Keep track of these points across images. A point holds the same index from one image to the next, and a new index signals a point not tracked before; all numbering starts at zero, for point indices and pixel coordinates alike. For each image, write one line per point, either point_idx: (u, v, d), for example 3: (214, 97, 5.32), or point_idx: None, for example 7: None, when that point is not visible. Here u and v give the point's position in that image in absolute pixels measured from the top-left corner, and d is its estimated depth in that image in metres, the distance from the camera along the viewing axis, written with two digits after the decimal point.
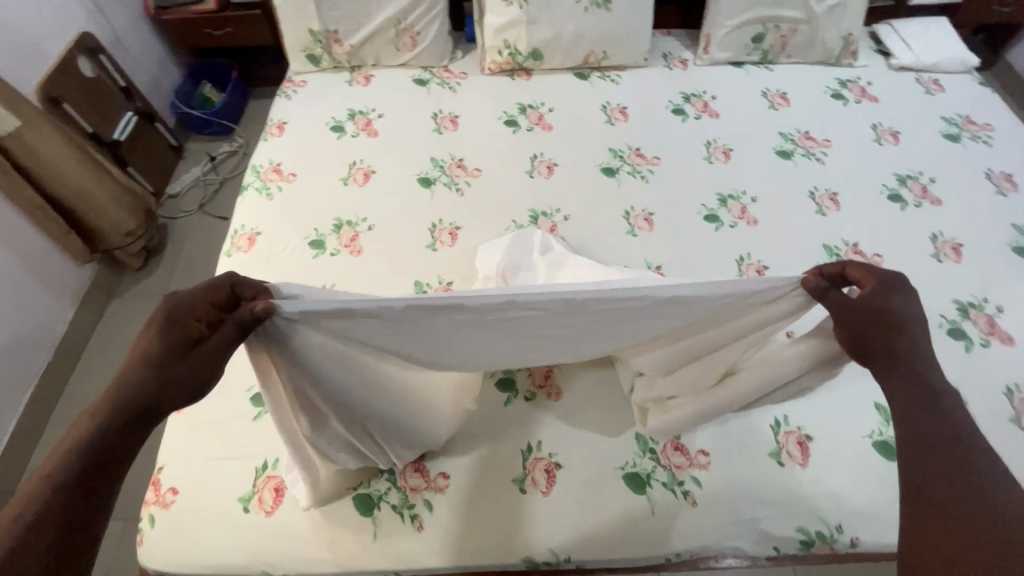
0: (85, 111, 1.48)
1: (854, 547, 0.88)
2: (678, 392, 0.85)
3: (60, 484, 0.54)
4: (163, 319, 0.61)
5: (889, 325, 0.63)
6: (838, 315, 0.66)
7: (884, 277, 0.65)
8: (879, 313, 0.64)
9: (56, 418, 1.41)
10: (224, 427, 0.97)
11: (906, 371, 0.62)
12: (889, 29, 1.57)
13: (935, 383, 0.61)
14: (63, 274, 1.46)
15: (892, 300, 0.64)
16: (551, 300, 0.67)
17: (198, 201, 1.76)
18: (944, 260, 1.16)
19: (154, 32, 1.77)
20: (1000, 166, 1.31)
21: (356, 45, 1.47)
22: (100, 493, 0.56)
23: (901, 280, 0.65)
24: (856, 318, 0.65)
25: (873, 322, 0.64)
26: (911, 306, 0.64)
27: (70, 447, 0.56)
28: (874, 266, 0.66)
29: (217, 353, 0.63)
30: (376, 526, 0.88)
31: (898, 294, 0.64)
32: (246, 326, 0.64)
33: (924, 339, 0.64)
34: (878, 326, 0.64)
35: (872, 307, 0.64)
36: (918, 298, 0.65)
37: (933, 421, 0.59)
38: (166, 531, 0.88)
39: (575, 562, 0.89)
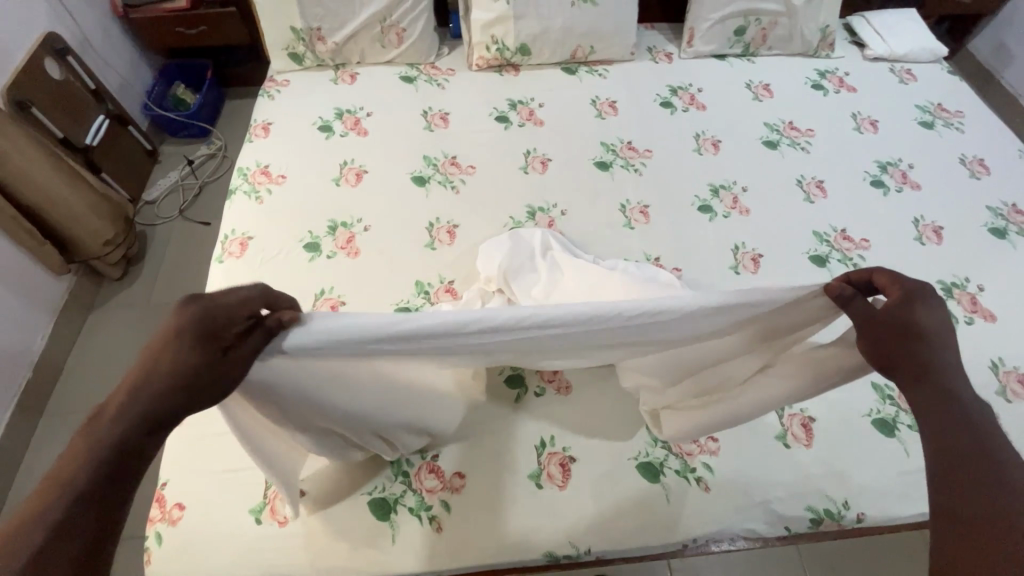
0: (58, 115, 1.41)
1: (860, 522, 0.92)
2: (690, 392, 0.87)
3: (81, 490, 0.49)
4: (194, 322, 0.57)
5: (908, 336, 0.62)
6: (858, 324, 0.66)
7: (911, 289, 0.64)
8: (897, 324, 0.63)
9: (36, 439, 1.34)
10: (229, 438, 0.94)
11: (927, 386, 0.60)
12: (863, 21, 1.62)
13: (957, 395, 0.59)
14: (38, 288, 1.39)
15: (917, 312, 0.62)
16: (570, 312, 0.68)
17: (177, 206, 1.70)
18: (927, 242, 1.21)
19: (123, 31, 1.70)
20: (973, 151, 1.38)
21: (340, 43, 1.44)
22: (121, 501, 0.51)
23: (926, 291, 0.63)
24: (877, 327, 0.64)
25: (892, 333, 0.63)
26: (939, 321, 0.62)
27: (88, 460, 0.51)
28: (901, 275, 0.65)
29: (246, 362, 0.60)
30: (394, 530, 0.87)
31: (925, 307, 0.63)
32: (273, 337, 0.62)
33: (952, 357, 0.61)
34: (901, 340, 0.63)
35: (892, 318, 0.63)
36: (945, 309, 0.63)
37: (963, 436, 0.56)
38: (174, 549, 0.85)
39: (595, 554, 0.89)
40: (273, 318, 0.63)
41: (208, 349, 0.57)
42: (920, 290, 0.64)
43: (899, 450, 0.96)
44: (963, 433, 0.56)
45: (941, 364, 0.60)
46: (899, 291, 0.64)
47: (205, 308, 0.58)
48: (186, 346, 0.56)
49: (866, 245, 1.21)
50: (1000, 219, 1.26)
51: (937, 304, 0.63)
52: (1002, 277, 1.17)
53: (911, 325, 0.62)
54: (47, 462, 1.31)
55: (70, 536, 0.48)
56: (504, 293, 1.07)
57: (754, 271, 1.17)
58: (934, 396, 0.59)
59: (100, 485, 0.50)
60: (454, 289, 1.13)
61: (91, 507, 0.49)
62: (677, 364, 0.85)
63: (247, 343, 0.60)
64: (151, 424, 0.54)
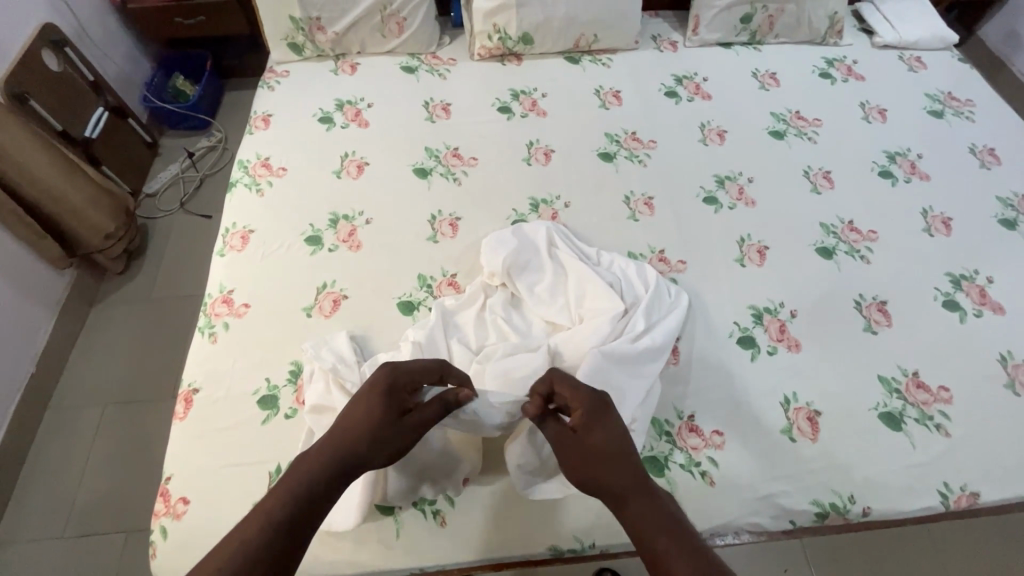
0: (56, 108, 1.39)
1: (865, 516, 0.91)
2: None
3: (303, 490, 0.71)
4: (388, 380, 0.80)
5: (586, 454, 0.78)
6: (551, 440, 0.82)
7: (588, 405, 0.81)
8: (578, 440, 0.80)
9: (41, 434, 1.34)
10: (233, 433, 0.94)
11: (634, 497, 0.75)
12: (872, 7, 1.59)
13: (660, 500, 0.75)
14: (41, 282, 1.38)
15: (589, 425, 0.80)
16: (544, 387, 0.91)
17: (178, 199, 1.69)
18: (935, 234, 1.20)
19: (121, 21, 1.69)
20: (983, 141, 1.35)
21: (340, 33, 1.42)
22: (318, 507, 0.71)
23: (600, 405, 0.82)
24: (565, 447, 0.80)
25: (576, 454, 0.79)
26: (611, 430, 0.80)
27: (314, 466, 0.74)
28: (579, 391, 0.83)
29: (421, 425, 0.80)
30: (398, 525, 0.86)
31: (597, 423, 0.80)
32: (447, 405, 0.82)
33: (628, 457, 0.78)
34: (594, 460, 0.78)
35: (577, 440, 0.80)
36: (614, 419, 0.81)
37: (663, 538, 0.71)
38: (180, 541, 0.85)
39: (599, 548, 0.89)
40: (450, 391, 0.83)
41: (393, 405, 0.79)
42: (591, 393, 0.83)
43: (905, 442, 0.95)
44: (663, 526, 0.72)
45: (623, 477, 0.76)
46: (578, 404, 0.82)
47: (394, 368, 0.82)
48: (376, 399, 0.79)
49: (874, 237, 1.19)
50: (1010, 210, 1.24)
51: (603, 413, 0.81)
52: (1011, 268, 1.15)
53: (593, 449, 0.78)
54: (53, 458, 1.31)
55: (275, 523, 0.68)
56: (507, 287, 1.08)
57: (760, 263, 1.15)
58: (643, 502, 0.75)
59: (311, 513, 0.70)
60: (457, 283, 1.12)
61: (297, 525, 0.69)
62: (644, 354, 0.95)
63: (426, 409, 0.81)
64: (345, 469, 0.75)
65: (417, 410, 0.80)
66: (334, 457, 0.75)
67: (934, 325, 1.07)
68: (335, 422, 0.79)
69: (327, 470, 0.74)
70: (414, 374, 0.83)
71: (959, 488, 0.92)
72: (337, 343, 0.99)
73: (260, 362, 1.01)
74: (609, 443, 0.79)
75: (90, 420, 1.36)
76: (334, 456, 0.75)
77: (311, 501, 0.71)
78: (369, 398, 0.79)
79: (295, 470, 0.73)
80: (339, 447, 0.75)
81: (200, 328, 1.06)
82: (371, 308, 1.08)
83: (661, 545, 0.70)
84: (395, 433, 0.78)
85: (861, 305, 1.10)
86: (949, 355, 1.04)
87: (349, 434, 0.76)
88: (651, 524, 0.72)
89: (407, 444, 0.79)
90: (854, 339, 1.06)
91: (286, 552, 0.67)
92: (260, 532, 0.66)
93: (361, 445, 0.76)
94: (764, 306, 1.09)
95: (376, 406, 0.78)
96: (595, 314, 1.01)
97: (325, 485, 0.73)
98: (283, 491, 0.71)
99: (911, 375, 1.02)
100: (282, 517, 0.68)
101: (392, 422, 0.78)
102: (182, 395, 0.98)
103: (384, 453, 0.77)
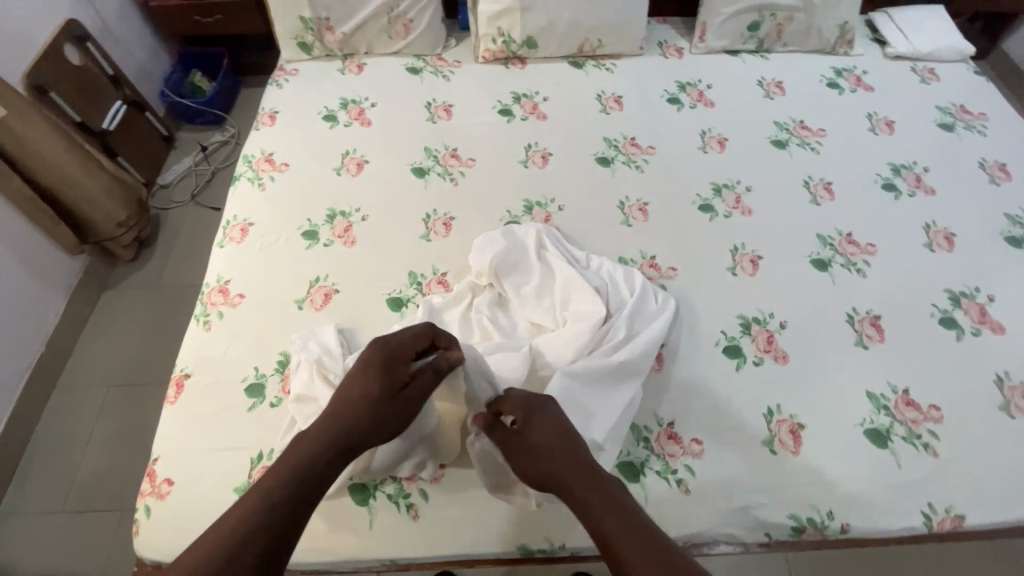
0: (75, 100, 1.46)
1: (844, 533, 0.90)
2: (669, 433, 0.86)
3: (302, 466, 0.72)
4: (382, 357, 0.81)
5: (532, 449, 0.78)
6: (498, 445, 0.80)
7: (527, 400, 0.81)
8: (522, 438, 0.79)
9: (48, 412, 1.39)
10: (219, 419, 0.96)
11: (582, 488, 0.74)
12: (886, 17, 1.56)
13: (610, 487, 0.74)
14: (54, 266, 1.44)
15: (534, 422, 0.80)
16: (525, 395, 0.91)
17: (190, 191, 1.74)
18: (937, 249, 1.17)
19: (144, 19, 1.75)
20: (994, 156, 1.32)
21: (348, 33, 1.45)
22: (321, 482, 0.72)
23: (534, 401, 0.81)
24: (511, 449, 0.79)
25: (524, 452, 0.78)
26: (554, 421, 0.80)
27: (314, 444, 0.74)
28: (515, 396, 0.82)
29: (420, 396, 0.80)
30: (371, 515, 0.88)
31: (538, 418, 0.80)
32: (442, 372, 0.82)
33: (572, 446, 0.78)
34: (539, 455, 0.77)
35: (520, 438, 0.79)
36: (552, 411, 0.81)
37: (611, 519, 0.71)
38: (163, 520, 0.88)
39: (570, 550, 0.89)
40: (442, 357, 0.83)
41: (390, 380, 0.79)
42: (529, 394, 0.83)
43: (891, 460, 0.93)
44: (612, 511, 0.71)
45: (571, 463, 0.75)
46: (515, 407, 0.81)
47: (387, 345, 0.82)
48: (373, 375, 0.79)
49: (872, 250, 1.17)
50: (1018, 228, 1.20)
51: (541, 410, 0.81)
52: (1014, 287, 1.12)
53: (534, 443, 0.78)
54: (57, 435, 1.36)
55: (273, 498, 0.68)
56: (495, 287, 1.09)
57: (752, 273, 1.14)
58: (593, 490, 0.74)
59: (311, 490, 0.71)
60: (446, 282, 1.13)
61: (301, 500, 0.70)
62: (625, 361, 0.95)
63: (421, 379, 0.81)
64: (347, 444, 0.75)
65: (413, 380, 0.81)
66: (333, 434, 0.75)
67: (929, 343, 1.05)
68: (332, 401, 0.80)
69: (327, 446, 0.74)
70: (405, 344, 0.83)
71: (944, 510, 0.90)
72: (325, 335, 1.01)
73: (251, 351, 1.04)
74: (547, 436, 0.78)
75: (95, 400, 1.41)
76: (333, 433, 0.75)
77: (311, 476, 0.72)
78: (363, 374, 0.80)
79: (293, 448, 0.74)
80: (338, 424, 0.76)
81: (196, 315, 1.09)
82: (362, 303, 1.10)
83: (620, 531, 0.69)
84: (393, 407, 0.78)
85: (853, 319, 1.08)
86: (943, 374, 1.02)
87: (348, 410, 0.77)
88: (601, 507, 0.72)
89: (407, 417, 0.80)
90: (844, 354, 1.04)
91: (290, 526, 0.68)
92: (261, 507, 0.67)
93: (362, 421, 0.77)
94: (753, 316, 1.08)
95: (373, 383, 0.78)
96: (579, 318, 1.01)
97: (327, 461, 0.74)
98: (279, 468, 0.71)
99: (901, 393, 1.00)
100: (281, 493, 0.69)
101: (391, 397, 0.79)
102: (175, 379, 1.01)
103: (385, 429, 0.78)
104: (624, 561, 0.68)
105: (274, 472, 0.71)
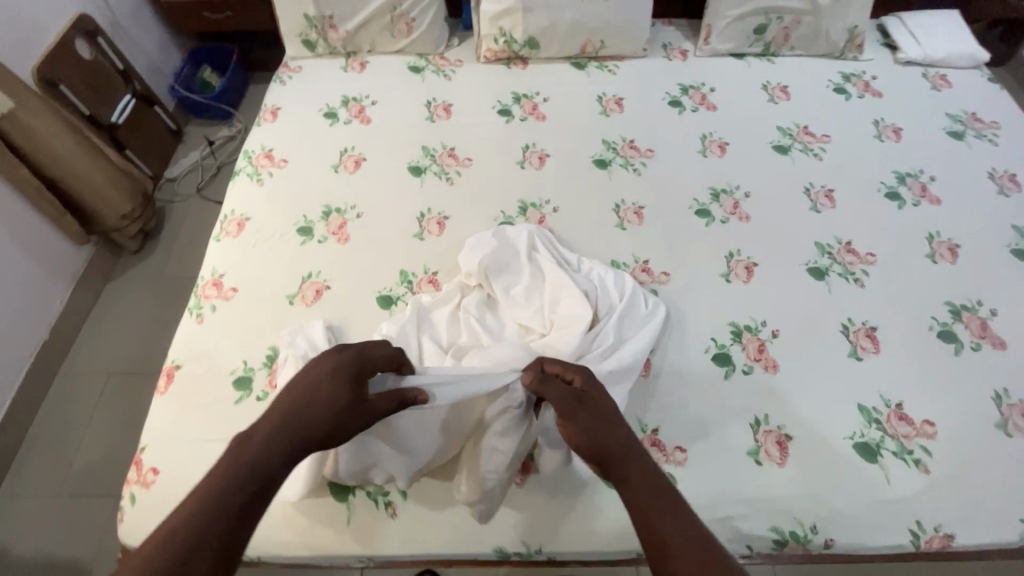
0: (84, 94, 1.49)
1: (827, 548, 0.88)
2: None
3: (252, 470, 0.64)
4: (351, 368, 0.76)
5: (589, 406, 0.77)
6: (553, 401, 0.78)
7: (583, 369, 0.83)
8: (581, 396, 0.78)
9: (50, 398, 1.43)
10: (206, 411, 0.98)
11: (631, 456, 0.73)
12: (898, 21, 1.53)
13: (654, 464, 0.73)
14: (60, 255, 1.47)
15: (591, 387, 0.81)
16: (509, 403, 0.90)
17: (195, 185, 1.77)
18: (940, 261, 1.14)
19: (156, 14, 1.78)
20: (1005, 166, 1.28)
21: (351, 31, 1.46)
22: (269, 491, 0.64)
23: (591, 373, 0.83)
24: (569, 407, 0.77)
25: (584, 409, 0.76)
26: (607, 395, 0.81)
27: (268, 446, 0.67)
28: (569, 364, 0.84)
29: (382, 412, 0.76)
30: (350, 511, 0.88)
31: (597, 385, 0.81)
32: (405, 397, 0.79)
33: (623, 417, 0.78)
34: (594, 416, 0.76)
35: (579, 397, 0.78)
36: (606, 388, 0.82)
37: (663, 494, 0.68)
38: (147, 508, 0.90)
39: (547, 554, 0.89)
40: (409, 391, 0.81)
41: (354, 392, 0.75)
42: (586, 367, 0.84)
43: (880, 476, 0.91)
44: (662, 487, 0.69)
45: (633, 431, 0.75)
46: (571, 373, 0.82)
47: (359, 356, 0.79)
48: (339, 383, 0.74)
49: (872, 260, 1.14)
50: None
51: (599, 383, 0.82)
52: (1018, 302, 1.08)
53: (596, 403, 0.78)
54: (58, 420, 1.39)
55: (226, 499, 0.61)
56: (484, 288, 1.08)
57: (746, 280, 1.12)
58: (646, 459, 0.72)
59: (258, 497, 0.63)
60: (437, 281, 1.13)
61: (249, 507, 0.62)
62: (610, 367, 0.94)
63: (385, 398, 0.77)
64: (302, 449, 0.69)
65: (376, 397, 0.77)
66: (287, 440, 0.68)
67: (926, 356, 1.02)
68: (284, 401, 0.72)
69: (278, 452, 0.67)
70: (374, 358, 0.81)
71: (933, 529, 0.88)
72: (313, 331, 1.02)
73: (241, 344, 1.05)
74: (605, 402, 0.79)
75: (95, 387, 1.44)
76: (285, 440, 0.68)
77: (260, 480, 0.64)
78: (328, 380, 0.74)
79: (241, 449, 0.66)
80: (295, 426, 0.69)
81: (190, 308, 1.11)
82: (352, 299, 1.10)
83: (652, 505, 0.67)
84: (355, 419, 0.73)
85: (848, 330, 1.06)
86: (939, 389, 0.99)
87: (305, 416, 0.70)
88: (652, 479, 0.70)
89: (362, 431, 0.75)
90: (838, 365, 1.02)
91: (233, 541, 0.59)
92: (211, 509, 0.60)
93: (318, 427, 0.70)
94: (744, 324, 1.07)
95: (339, 390, 0.73)
96: (566, 321, 1.00)
97: (278, 467, 0.66)
98: (231, 467, 0.64)
99: (894, 407, 0.97)
100: (231, 496, 0.61)
101: (353, 408, 0.73)
102: (165, 370, 1.03)
103: (339, 439, 0.72)
104: (659, 535, 0.64)
105: (221, 475, 0.63)
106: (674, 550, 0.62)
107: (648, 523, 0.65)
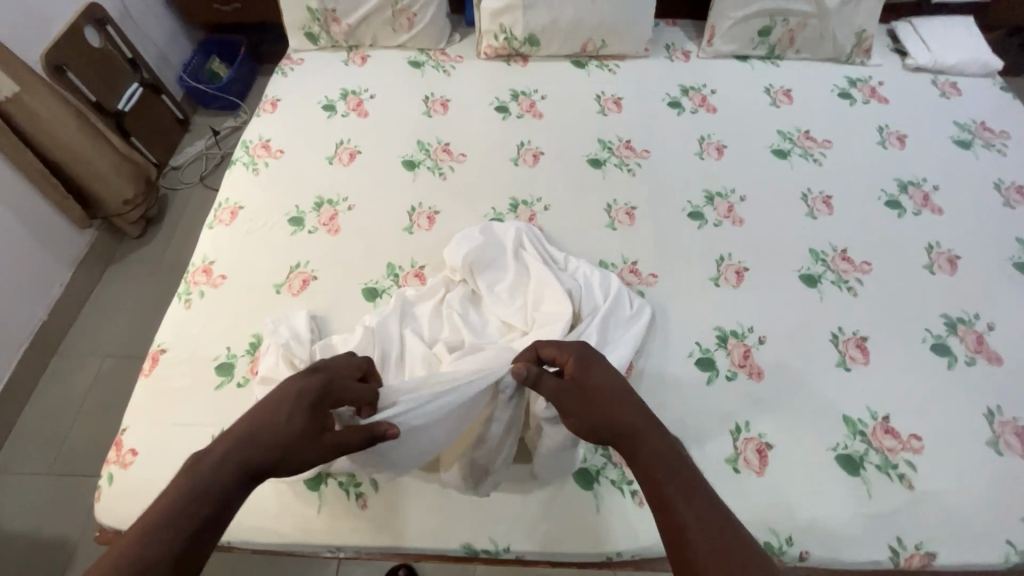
0: (91, 81, 1.52)
1: (802, 560, 0.86)
2: None
3: (200, 495, 0.64)
4: (313, 397, 0.74)
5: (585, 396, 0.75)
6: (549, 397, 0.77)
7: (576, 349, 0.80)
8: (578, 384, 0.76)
9: (47, 377, 1.46)
10: (187, 395, 0.99)
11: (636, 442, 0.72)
12: (909, 27, 1.49)
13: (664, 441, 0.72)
14: (63, 239, 1.50)
15: (584, 371, 0.77)
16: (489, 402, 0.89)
17: (199, 173, 1.80)
18: (938, 272, 1.11)
19: (166, 5, 1.81)
20: (1012, 177, 1.24)
21: (353, 25, 1.47)
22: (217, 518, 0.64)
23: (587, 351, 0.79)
24: (566, 399, 0.76)
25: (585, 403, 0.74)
26: (607, 371, 0.77)
27: (218, 472, 0.66)
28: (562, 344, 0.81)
29: (343, 448, 0.73)
30: (321, 500, 0.89)
31: (596, 365, 0.78)
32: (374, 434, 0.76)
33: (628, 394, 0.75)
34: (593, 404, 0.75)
35: (576, 385, 0.76)
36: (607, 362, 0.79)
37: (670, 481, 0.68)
38: (124, 488, 0.91)
39: (515, 553, 0.88)
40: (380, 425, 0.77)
41: (313, 420, 0.73)
42: (579, 345, 0.80)
43: (861, 489, 0.89)
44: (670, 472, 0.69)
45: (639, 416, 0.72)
46: (567, 356, 0.79)
47: (327, 383, 0.76)
48: (299, 410, 0.72)
49: (867, 268, 1.12)
50: None
51: (599, 361, 0.78)
52: (1017, 316, 1.05)
53: (593, 388, 0.75)
54: (52, 399, 1.42)
55: (170, 525, 0.61)
56: (468, 283, 1.08)
57: (736, 284, 1.11)
58: (655, 443, 0.71)
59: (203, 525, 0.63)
60: (423, 275, 1.13)
61: (196, 534, 0.62)
62: None
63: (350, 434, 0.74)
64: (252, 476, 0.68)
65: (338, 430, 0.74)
66: (238, 466, 0.67)
67: (917, 369, 1.00)
68: (240, 425, 0.71)
69: (228, 478, 0.66)
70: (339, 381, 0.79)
71: (913, 546, 0.85)
72: (296, 320, 1.03)
73: (225, 331, 1.06)
74: (605, 380, 0.76)
75: (90, 369, 1.47)
76: (236, 465, 0.67)
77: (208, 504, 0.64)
78: (284, 407, 0.72)
79: (191, 471, 0.67)
80: (246, 454, 0.68)
81: (179, 293, 1.12)
82: (337, 291, 1.11)
83: (670, 490, 0.68)
84: (310, 451, 0.71)
85: (838, 339, 1.03)
86: (928, 403, 0.96)
87: (259, 443, 0.69)
88: (660, 462, 0.70)
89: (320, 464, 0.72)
90: (825, 375, 0.99)
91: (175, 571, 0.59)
92: (153, 535, 0.60)
93: (270, 454, 0.69)
94: (731, 329, 1.05)
95: (296, 418, 0.72)
96: (548, 319, 0.99)
97: (226, 493, 0.66)
98: (177, 491, 0.64)
99: (880, 420, 0.95)
100: (178, 524, 0.61)
101: (310, 440, 0.72)
102: (151, 353, 1.04)
103: (291, 468, 0.71)
104: (675, 526, 0.65)
105: (168, 502, 0.63)
106: (690, 539, 0.64)
107: (665, 509, 0.67)
